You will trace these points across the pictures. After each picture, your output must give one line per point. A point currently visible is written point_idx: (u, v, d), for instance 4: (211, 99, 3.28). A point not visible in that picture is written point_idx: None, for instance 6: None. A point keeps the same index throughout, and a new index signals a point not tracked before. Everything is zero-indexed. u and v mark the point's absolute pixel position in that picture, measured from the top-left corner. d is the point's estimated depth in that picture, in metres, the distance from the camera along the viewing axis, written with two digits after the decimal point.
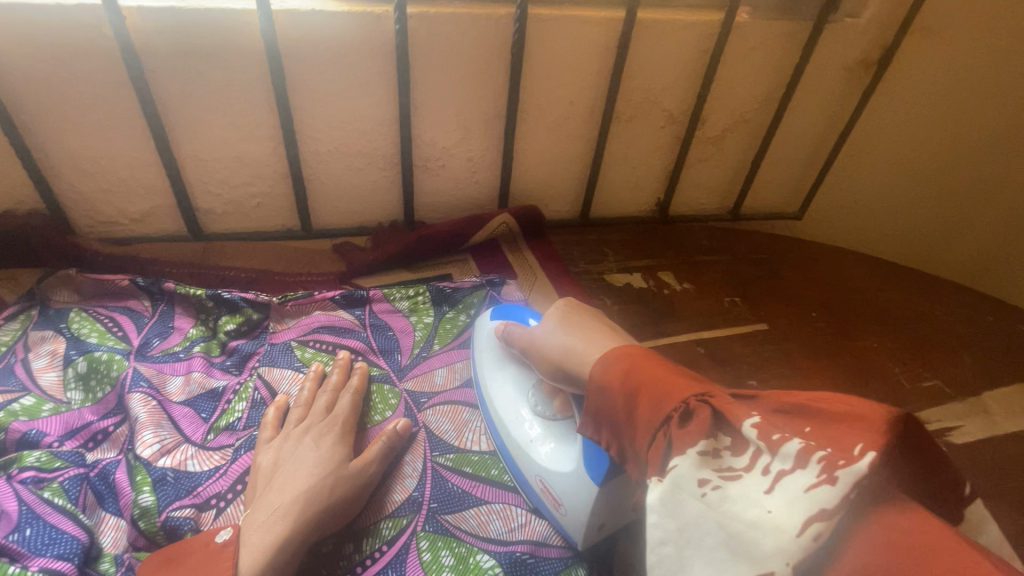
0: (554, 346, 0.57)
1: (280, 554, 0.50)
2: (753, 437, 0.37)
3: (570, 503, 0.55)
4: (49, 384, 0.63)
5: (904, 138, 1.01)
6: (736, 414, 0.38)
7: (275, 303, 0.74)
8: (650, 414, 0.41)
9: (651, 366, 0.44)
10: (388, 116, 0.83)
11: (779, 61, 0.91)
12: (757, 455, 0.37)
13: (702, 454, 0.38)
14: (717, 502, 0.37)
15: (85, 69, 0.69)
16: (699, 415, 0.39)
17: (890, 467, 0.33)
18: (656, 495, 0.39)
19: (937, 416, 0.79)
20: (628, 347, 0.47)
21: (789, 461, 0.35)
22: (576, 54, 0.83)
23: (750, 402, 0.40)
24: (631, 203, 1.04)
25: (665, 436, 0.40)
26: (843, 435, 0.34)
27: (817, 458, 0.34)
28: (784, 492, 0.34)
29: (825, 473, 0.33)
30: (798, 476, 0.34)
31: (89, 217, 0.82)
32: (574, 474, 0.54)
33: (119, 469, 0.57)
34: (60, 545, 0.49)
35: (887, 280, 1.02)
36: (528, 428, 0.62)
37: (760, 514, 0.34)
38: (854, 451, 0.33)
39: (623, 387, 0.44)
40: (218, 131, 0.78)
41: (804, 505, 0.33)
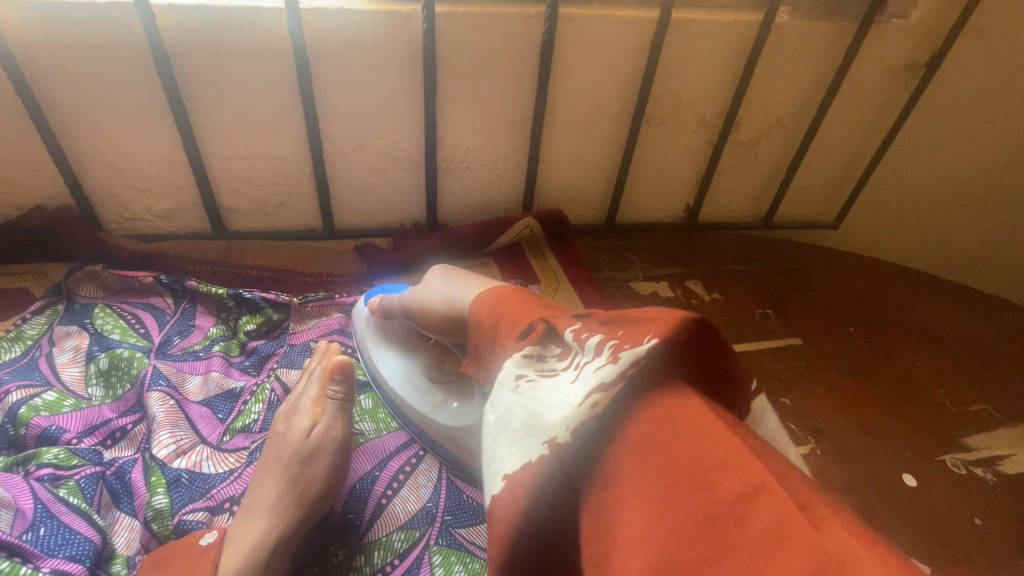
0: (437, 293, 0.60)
1: (258, 550, 0.49)
2: (569, 340, 0.39)
3: (481, 447, 0.59)
4: (72, 380, 0.63)
5: (954, 143, 0.95)
6: (561, 324, 0.41)
7: (295, 304, 0.74)
8: (504, 334, 0.45)
9: (512, 298, 0.49)
10: (413, 116, 0.82)
11: (820, 63, 0.87)
12: (573, 355, 0.38)
13: (529, 357, 0.41)
14: (527, 391, 0.38)
15: (116, 67, 0.69)
16: (535, 330, 0.42)
17: (678, 353, 0.34)
18: (489, 398, 0.41)
19: (987, 443, 0.74)
20: (503, 286, 0.52)
21: (591, 352, 0.37)
22: (606, 55, 0.81)
23: (584, 318, 0.41)
24: (658, 208, 1.01)
25: (506, 349, 0.43)
26: (639, 330, 0.36)
27: (609, 346, 0.36)
28: (582, 377, 0.35)
29: (613, 355, 0.35)
30: (593, 362, 0.36)
31: (116, 213, 0.83)
32: (480, 423, 0.59)
33: (135, 468, 0.57)
34: (72, 547, 0.49)
35: (930, 295, 0.97)
36: (429, 397, 0.63)
37: (560, 397, 0.35)
38: (643, 340, 0.34)
39: (487, 316, 0.49)
40: (245, 130, 0.78)
41: (590, 382, 0.34)
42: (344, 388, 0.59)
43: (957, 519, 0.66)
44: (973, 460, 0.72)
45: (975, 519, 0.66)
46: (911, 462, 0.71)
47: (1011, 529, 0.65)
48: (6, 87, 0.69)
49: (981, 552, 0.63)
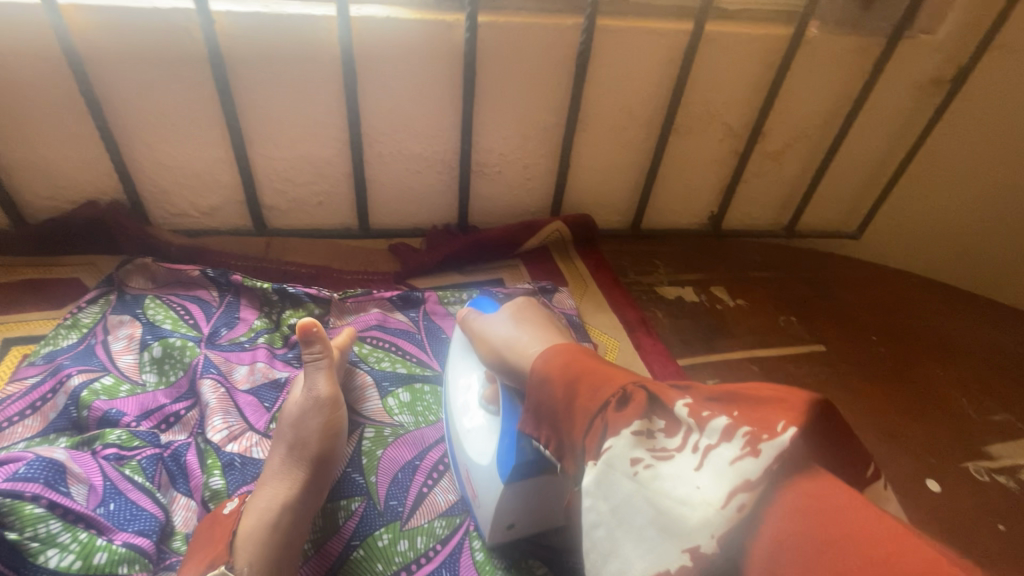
0: (501, 338, 0.60)
1: (269, 513, 0.52)
2: (682, 415, 0.39)
3: (483, 494, 0.56)
4: (127, 366, 0.66)
5: (979, 157, 0.96)
6: (670, 397, 0.40)
7: (336, 299, 0.76)
8: (590, 401, 0.43)
9: (590, 360, 0.47)
10: (451, 121, 0.84)
11: (847, 76, 0.89)
12: (687, 434, 0.38)
13: (638, 435, 0.39)
14: (647, 481, 0.38)
15: (173, 69, 0.73)
16: (635, 399, 0.41)
17: (811, 441, 0.34)
18: (593, 479, 0.40)
19: (1010, 452, 0.76)
20: (573, 345, 0.51)
21: (716, 436, 0.36)
22: (639, 65, 0.83)
23: (687, 390, 0.41)
24: (683, 215, 1.03)
25: (601, 419, 0.42)
26: (766, 415, 0.35)
27: (742, 434, 0.35)
28: (711, 466, 0.35)
29: (750, 446, 0.34)
30: (723, 450, 0.35)
31: (163, 209, 0.86)
32: (487, 471, 0.55)
33: (190, 451, 0.60)
34: (140, 522, 0.52)
35: (952, 305, 0.98)
36: (466, 419, 0.60)
37: (690, 490, 0.35)
38: (778, 427, 0.34)
39: (559, 376, 0.47)
40: (289, 131, 0.81)
41: (730, 478, 0.34)
42: (320, 348, 0.59)
43: (980, 524, 0.67)
44: (996, 467, 0.73)
45: (998, 525, 0.67)
46: (935, 468, 0.73)
47: None
48: (70, 87, 0.72)
49: (1004, 558, 0.64)
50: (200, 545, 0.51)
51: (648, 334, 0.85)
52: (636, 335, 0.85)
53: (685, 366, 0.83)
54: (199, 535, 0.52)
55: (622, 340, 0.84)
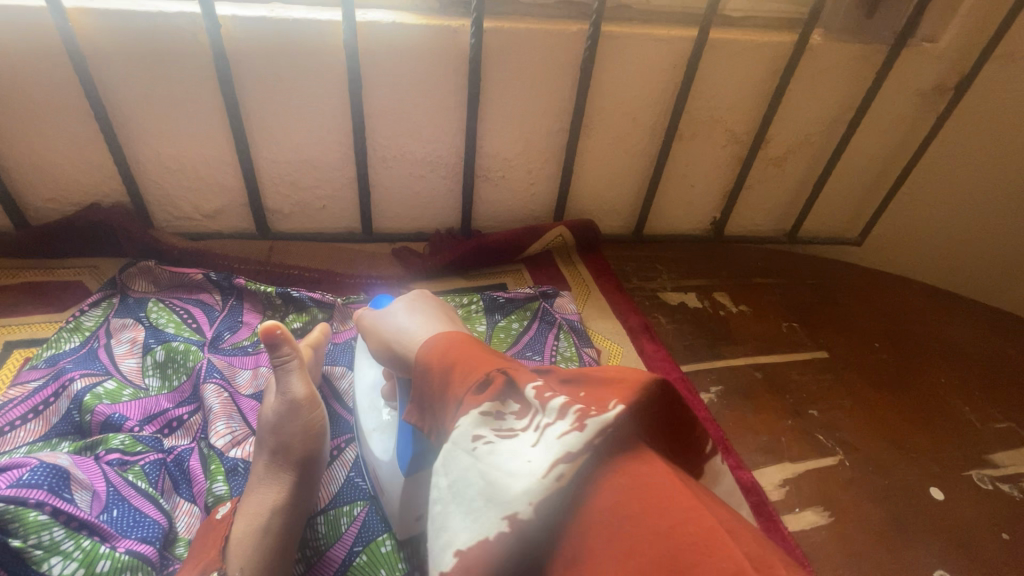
0: (393, 326, 0.54)
1: (260, 517, 0.51)
2: (530, 396, 0.35)
3: (387, 487, 0.56)
4: (130, 370, 0.66)
5: (981, 164, 0.97)
6: (523, 378, 0.36)
7: (338, 304, 0.76)
8: (455, 385, 0.38)
9: (470, 345, 0.42)
10: (455, 126, 0.84)
11: (849, 83, 0.89)
12: (534, 415, 0.34)
13: (486, 415, 0.35)
14: (484, 458, 0.34)
15: (179, 72, 0.73)
16: (494, 382, 0.36)
17: (641, 419, 0.32)
18: (439, 454, 0.36)
19: (1013, 460, 0.76)
20: (458, 332, 0.45)
21: (554, 414, 0.33)
22: (643, 71, 0.83)
23: (542, 374, 0.38)
24: (685, 221, 1.03)
25: (460, 403, 0.37)
26: (604, 393, 0.33)
27: (574, 410, 0.32)
28: (545, 441, 0.32)
29: (577, 421, 0.31)
30: (556, 427, 0.32)
31: (167, 212, 0.86)
32: (389, 462, 0.56)
33: (193, 457, 0.60)
34: (143, 529, 0.51)
35: (954, 312, 0.98)
36: (377, 415, 0.61)
37: (523, 466, 0.32)
38: (609, 405, 0.32)
39: (437, 364, 0.41)
40: (294, 135, 0.81)
41: (555, 449, 0.31)
42: (279, 349, 0.56)
43: (984, 534, 0.67)
44: (999, 476, 0.73)
45: (1002, 534, 0.67)
46: (939, 476, 0.73)
47: None
48: (75, 91, 0.72)
49: (1008, 567, 0.64)
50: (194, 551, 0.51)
51: (652, 340, 0.85)
52: (639, 340, 0.85)
53: (688, 372, 0.83)
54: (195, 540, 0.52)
55: (625, 346, 0.84)
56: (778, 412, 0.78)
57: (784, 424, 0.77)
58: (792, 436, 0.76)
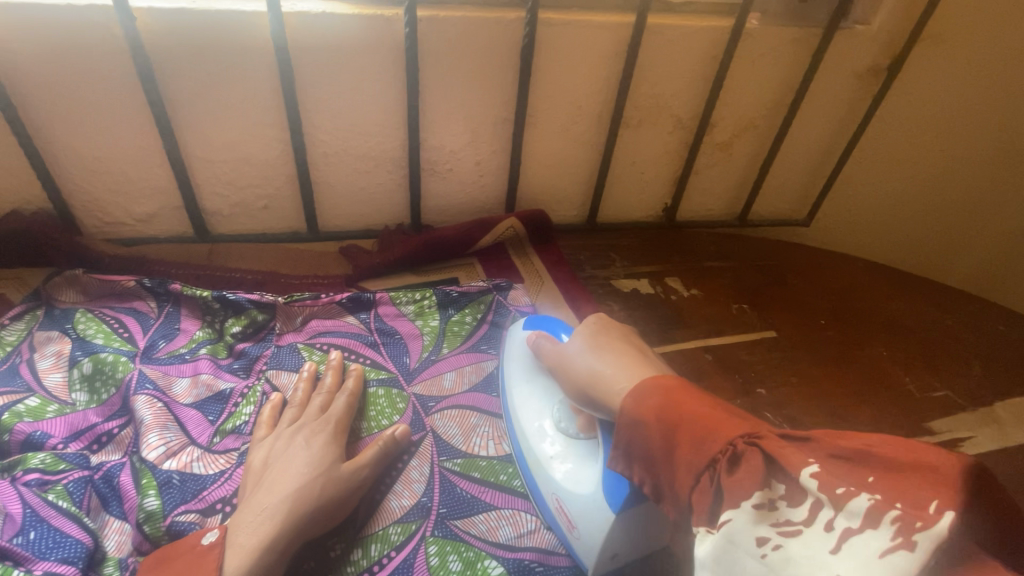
0: (582, 369, 0.55)
1: (250, 556, 0.50)
2: (812, 488, 0.35)
3: (584, 526, 0.54)
4: (55, 386, 0.63)
5: (915, 143, 1.00)
6: (794, 463, 0.36)
7: (280, 304, 0.73)
8: (694, 454, 0.41)
9: (690, 401, 0.44)
10: (396, 119, 0.83)
11: (788, 67, 0.91)
12: (817, 508, 0.35)
13: (758, 506, 0.37)
14: (779, 564, 0.35)
15: (96, 69, 0.69)
16: (748, 459, 0.38)
17: (969, 522, 0.32)
18: (717, 558, 0.38)
19: (950, 426, 0.78)
20: (665, 378, 0.47)
21: (856, 519, 0.33)
22: (585, 58, 0.83)
23: (803, 446, 0.38)
24: (638, 208, 1.04)
25: (707, 476, 0.40)
26: (912, 489, 0.33)
27: (890, 519, 0.32)
28: (853, 555, 0.33)
29: (902, 537, 0.32)
30: (868, 538, 0.33)
31: (95, 217, 0.82)
32: (593, 498, 0.53)
33: (124, 472, 0.57)
34: (63, 549, 0.49)
35: (896, 287, 1.02)
36: (550, 444, 0.60)
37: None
38: (931, 510, 0.32)
39: (658, 422, 0.44)
40: (227, 132, 0.78)
41: (881, 572, 0.31)
42: (382, 452, 0.61)
43: None
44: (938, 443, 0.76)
45: None
46: None
47: None
48: None
49: None
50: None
51: None
52: None
53: None
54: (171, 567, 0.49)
55: None
56: (729, 393, 0.80)
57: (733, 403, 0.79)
58: None
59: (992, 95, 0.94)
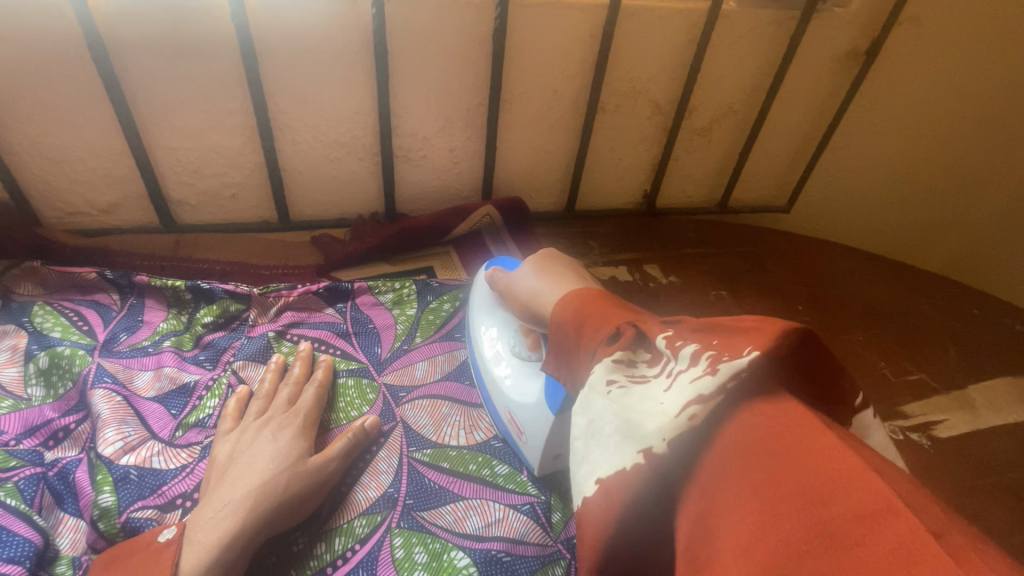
0: (527, 290, 0.61)
1: (208, 552, 0.48)
2: (661, 346, 0.37)
3: (528, 431, 0.59)
4: (9, 380, 0.60)
5: (893, 128, 1.00)
6: (653, 331, 0.39)
7: (255, 294, 0.72)
8: (590, 336, 0.42)
9: (598, 301, 0.45)
10: (367, 104, 0.80)
11: (766, 50, 0.89)
12: (664, 362, 0.37)
13: (617, 362, 0.39)
14: (619, 399, 0.37)
15: (48, 52, 0.66)
16: (625, 335, 0.40)
17: (776, 364, 0.34)
18: (578, 399, 0.40)
19: (924, 410, 0.79)
20: (584, 288, 0.48)
21: (685, 361, 0.35)
22: (559, 41, 0.81)
23: (674, 325, 0.40)
24: (617, 195, 1.03)
25: (595, 353, 0.41)
26: (737, 342, 0.35)
27: (706, 355, 0.35)
28: (677, 386, 0.34)
29: (710, 366, 0.34)
30: (687, 371, 0.35)
31: (55, 207, 0.79)
32: (537, 404, 0.58)
33: (80, 468, 0.56)
34: (11, 548, 0.47)
35: (874, 273, 1.02)
36: (503, 366, 0.65)
37: (653, 407, 0.35)
38: (742, 350, 0.33)
39: (571, 317, 0.45)
40: (190, 119, 0.76)
41: (687, 392, 0.33)
42: (350, 446, 0.60)
43: None
44: (910, 427, 0.76)
45: None
46: None
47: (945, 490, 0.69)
48: None
49: None
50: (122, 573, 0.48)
51: None
52: None
53: None
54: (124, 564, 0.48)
55: None
56: None
57: None
58: None
59: (968, 79, 0.94)
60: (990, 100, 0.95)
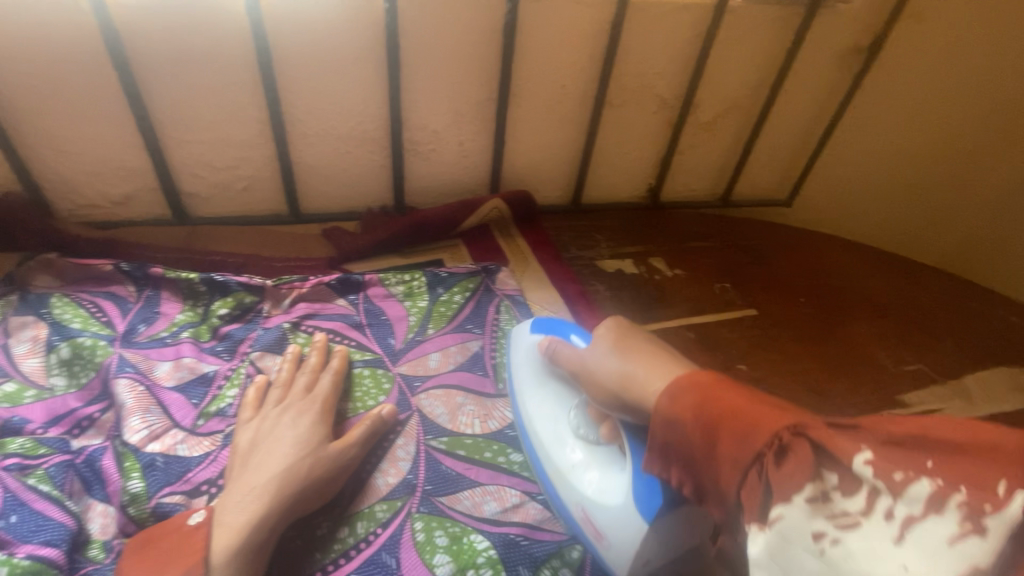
0: (611, 371, 0.53)
1: (237, 534, 0.50)
2: (868, 475, 0.32)
3: (613, 537, 0.52)
4: (32, 371, 0.62)
5: (898, 122, 1.01)
6: (845, 450, 0.33)
7: (269, 287, 0.73)
8: (737, 454, 0.37)
9: (724, 397, 0.40)
10: (378, 98, 0.81)
11: (771, 46, 0.91)
12: (874, 496, 0.32)
13: (812, 501, 0.34)
14: (837, 561, 0.32)
15: (64, 45, 0.67)
16: (797, 453, 0.35)
17: None
18: (767, 553, 0.35)
19: (922, 398, 0.81)
20: (695, 373, 0.44)
21: (918, 504, 0.31)
22: (569, 36, 0.82)
23: (856, 434, 0.34)
24: (622, 189, 1.04)
25: (761, 481, 0.36)
26: (979, 471, 0.30)
27: (954, 502, 0.30)
28: (918, 543, 0.30)
29: (970, 522, 0.29)
30: (934, 524, 0.30)
31: (69, 200, 0.80)
32: (623, 508, 0.51)
33: (106, 455, 0.57)
34: (47, 532, 0.50)
35: (873, 266, 1.04)
36: (569, 453, 0.59)
37: (894, 572, 0.30)
38: (1000, 493, 0.29)
39: (697, 422, 0.41)
40: (203, 112, 0.76)
41: (951, 561, 0.29)
42: (370, 431, 0.61)
43: None
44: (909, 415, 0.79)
45: None
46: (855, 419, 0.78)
47: None
48: None
49: None
50: (154, 556, 0.50)
51: (589, 308, 0.86)
52: (577, 309, 0.86)
53: None
54: (155, 546, 0.50)
55: (563, 315, 0.85)
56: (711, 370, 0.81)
57: None
58: None
59: (973, 74, 0.95)
60: (997, 95, 0.96)
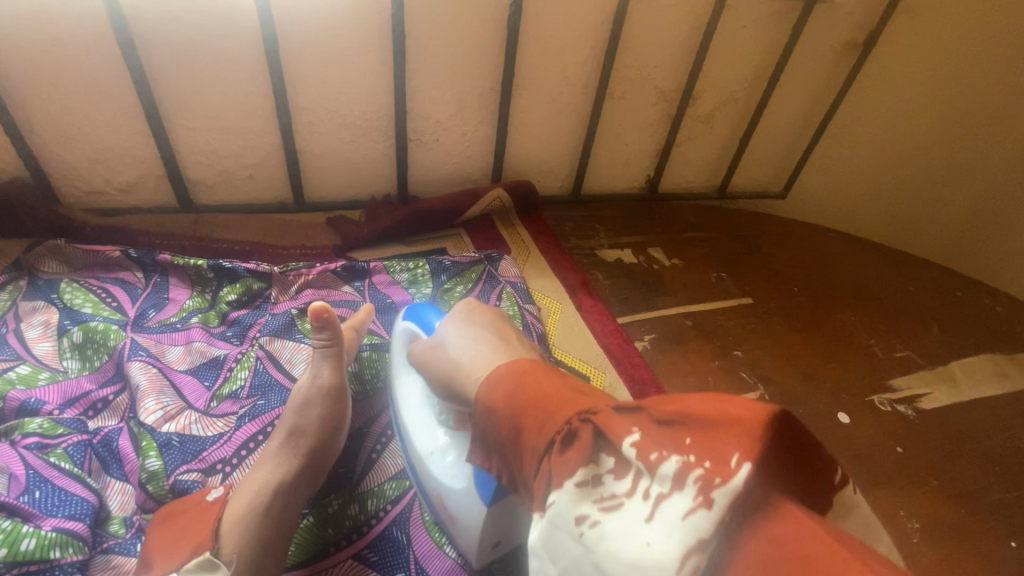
0: (442, 356, 0.50)
1: (250, 499, 0.51)
2: (630, 456, 0.31)
3: (462, 518, 0.52)
4: (45, 354, 0.63)
5: (889, 115, 1.03)
6: (616, 432, 0.33)
7: (276, 273, 0.74)
8: (535, 436, 0.37)
9: (536, 380, 0.40)
10: (382, 88, 0.82)
11: (768, 40, 0.92)
12: (637, 479, 0.31)
13: (582, 485, 0.33)
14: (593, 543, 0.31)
15: (72, 33, 0.67)
16: (581, 437, 0.34)
17: (767, 470, 0.28)
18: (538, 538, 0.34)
19: (909, 383, 0.84)
20: (521, 362, 0.42)
21: (667, 483, 0.30)
22: (571, 28, 0.83)
23: (630, 414, 0.34)
24: (621, 180, 1.06)
25: (546, 460, 0.35)
26: (718, 445, 0.29)
27: (694, 478, 0.28)
28: (661, 520, 0.29)
29: (703, 497, 0.28)
30: (674, 502, 0.29)
31: (75, 187, 0.80)
32: (465, 493, 0.51)
33: (122, 436, 0.59)
34: (70, 507, 0.51)
35: (863, 255, 1.07)
36: (433, 437, 0.57)
37: (637, 550, 0.29)
38: (731, 464, 0.28)
39: (504, 407, 0.40)
40: (210, 100, 0.77)
41: (682, 537, 0.28)
42: (328, 333, 0.57)
43: (881, 450, 0.75)
44: (897, 398, 0.82)
45: (897, 447, 0.75)
46: (846, 402, 0.80)
47: (928, 455, 0.75)
48: None
49: (901, 473, 0.73)
50: (175, 529, 0.51)
51: (589, 295, 0.88)
52: (577, 297, 0.87)
53: (624, 323, 0.87)
54: (175, 518, 0.52)
55: (564, 302, 0.87)
56: (707, 356, 0.84)
57: (711, 364, 0.83)
58: (717, 375, 0.81)
59: (973, 65, 0.97)
60: (996, 86, 0.98)
